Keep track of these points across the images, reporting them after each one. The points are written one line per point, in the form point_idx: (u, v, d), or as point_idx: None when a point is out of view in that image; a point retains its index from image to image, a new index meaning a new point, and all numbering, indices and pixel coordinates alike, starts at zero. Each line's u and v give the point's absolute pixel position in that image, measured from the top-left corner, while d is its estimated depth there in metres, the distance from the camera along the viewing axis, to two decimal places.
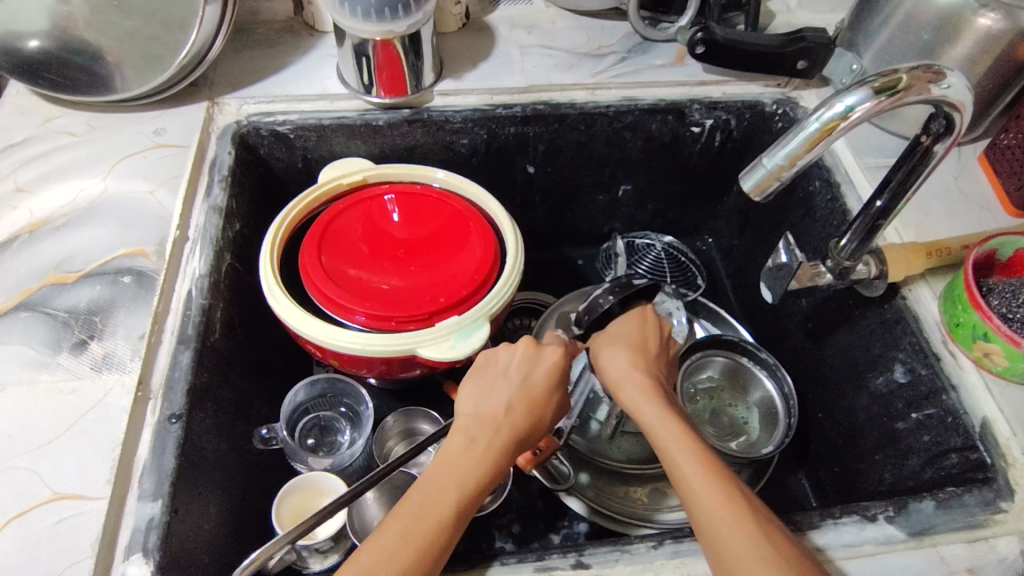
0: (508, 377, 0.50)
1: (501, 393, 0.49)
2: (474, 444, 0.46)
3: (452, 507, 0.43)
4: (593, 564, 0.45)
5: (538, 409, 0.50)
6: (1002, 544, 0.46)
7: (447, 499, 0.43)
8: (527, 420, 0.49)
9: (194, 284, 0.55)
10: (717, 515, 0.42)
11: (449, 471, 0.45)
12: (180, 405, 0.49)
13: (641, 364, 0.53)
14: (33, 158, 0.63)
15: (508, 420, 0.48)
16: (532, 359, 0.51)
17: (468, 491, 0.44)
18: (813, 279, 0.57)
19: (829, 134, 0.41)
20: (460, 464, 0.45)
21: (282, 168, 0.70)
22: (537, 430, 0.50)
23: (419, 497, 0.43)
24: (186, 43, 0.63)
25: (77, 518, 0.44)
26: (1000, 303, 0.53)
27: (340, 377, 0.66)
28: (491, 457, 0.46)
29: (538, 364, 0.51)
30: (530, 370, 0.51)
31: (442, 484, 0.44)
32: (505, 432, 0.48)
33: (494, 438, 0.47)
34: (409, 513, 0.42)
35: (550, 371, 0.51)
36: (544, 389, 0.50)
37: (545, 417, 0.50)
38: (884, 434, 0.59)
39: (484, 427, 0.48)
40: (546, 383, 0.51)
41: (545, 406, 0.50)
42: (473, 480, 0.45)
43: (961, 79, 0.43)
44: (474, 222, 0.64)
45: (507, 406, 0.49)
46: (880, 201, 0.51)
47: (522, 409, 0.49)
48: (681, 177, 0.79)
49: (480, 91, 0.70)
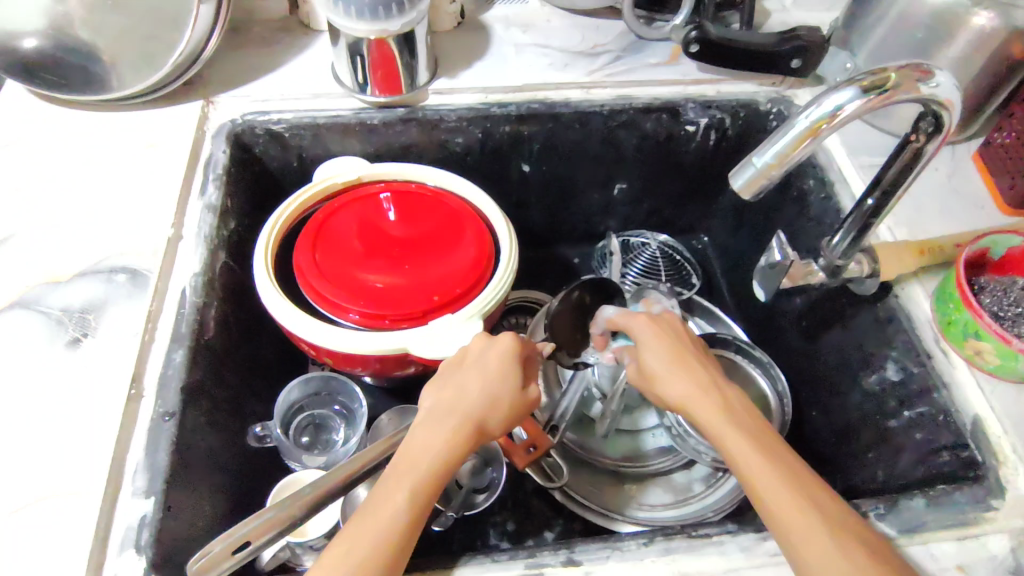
0: (463, 366, 0.50)
1: (456, 384, 0.49)
2: (430, 433, 0.46)
3: (406, 495, 0.42)
4: (584, 561, 0.45)
5: (496, 391, 0.48)
6: (992, 542, 0.46)
7: (402, 487, 0.42)
8: (483, 405, 0.48)
9: (188, 283, 0.56)
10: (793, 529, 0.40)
11: (406, 460, 0.44)
12: (173, 403, 0.50)
13: (688, 375, 0.50)
14: (28, 157, 0.63)
15: (463, 404, 0.47)
16: (484, 347, 0.51)
17: (421, 479, 0.43)
18: (806, 278, 0.57)
19: (817, 134, 0.41)
20: (416, 452, 0.44)
21: (276, 168, 0.70)
22: (500, 413, 0.49)
23: (376, 492, 0.43)
24: (181, 42, 0.64)
25: (71, 516, 0.44)
26: (991, 301, 0.53)
27: (334, 376, 0.67)
28: (445, 441, 0.45)
29: (490, 350, 0.51)
30: (484, 358, 0.50)
31: (396, 474, 0.43)
32: (458, 417, 0.47)
33: (448, 425, 0.46)
34: (364, 509, 0.42)
35: (503, 356, 0.50)
36: (497, 371, 0.49)
37: (503, 398, 0.49)
38: (877, 433, 0.59)
39: (441, 415, 0.47)
40: (501, 365, 0.50)
41: (505, 387, 0.49)
42: (427, 465, 0.44)
43: (950, 78, 0.43)
44: (469, 220, 0.64)
45: (461, 393, 0.48)
46: (871, 198, 0.51)
47: (478, 391, 0.48)
48: (676, 176, 0.79)
49: (474, 90, 0.70)
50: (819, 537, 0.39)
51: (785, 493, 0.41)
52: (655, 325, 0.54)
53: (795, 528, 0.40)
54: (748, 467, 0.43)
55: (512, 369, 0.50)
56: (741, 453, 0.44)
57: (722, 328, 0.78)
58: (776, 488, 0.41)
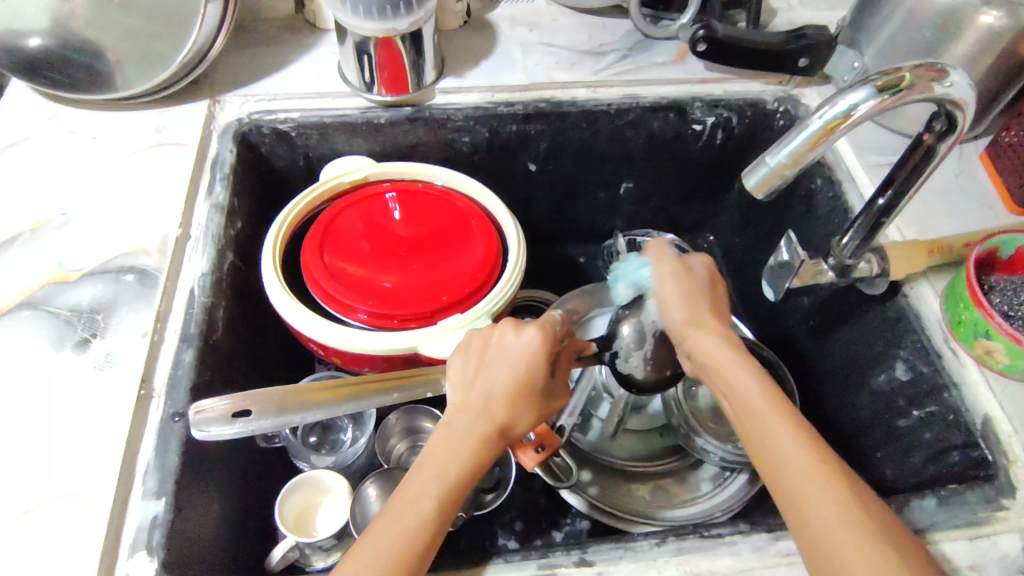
0: (490, 358, 0.48)
1: (479, 382, 0.47)
2: (456, 437, 0.45)
3: (434, 499, 0.42)
4: (596, 562, 0.45)
5: (519, 390, 0.47)
6: (1004, 542, 0.46)
7: (427, 492, 0.42)
8: (507, 407, 0.46)
9: (196, 283, 0.55)
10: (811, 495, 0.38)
11: (429, 463, 0.44)
12: (183, 404, 0.49)
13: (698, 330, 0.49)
14: (34, 157, 0.63)
15: (487, 405, 0.46)
16: (511, 338, 0.49)
17: (449, 487, 0.43)
18: (815, 277, 0.57)
19: (832, 133, 0.41)
20: (441, 455, 0.44)
21: (282, 167, 0.70)
22: (527, 416, 0.48)
23: (404, 491, 0.43)
24: (187, 41, 0.63)
25: (81, 517, 0.44)
26: (1001, 301, 0.53)
27: (342, 376, 0.66)
28: (471, 448, 0.45)
29: (519, 343, 0.48)
30: (510, 352, 0.48)
31: (420, 477, 0.43)
32: (485, 421, 0.46)
33: (477, 428, 0.45)
34: (391, 509, 0.42)
35: (528, 350, 0.48)
36: (526, 370, 0.47)
37: (529, 400, 0.47)
38: (887, 432, 0.59)
39: (468, 415, 0.46)
40: (527, 361, 0.48)
41: (529, 385, 0.47)
42: (454, 473, 0.43)
43: (964, 77, 0.43)
44: (475, 220, 0.64)
45: (484, 392, 0.47)
46: (883, 198, 0.51)
47: (505, 396, 0.46)
48: (683, 175, 0.79)
49: (481, 89, 0.70)
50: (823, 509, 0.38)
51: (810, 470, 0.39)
52: (678, 273, 0.52)
53: (826, 513, 0.37)
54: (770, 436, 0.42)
55: (537, 366, 0.48)
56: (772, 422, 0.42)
57: (729, 327, 0.78)
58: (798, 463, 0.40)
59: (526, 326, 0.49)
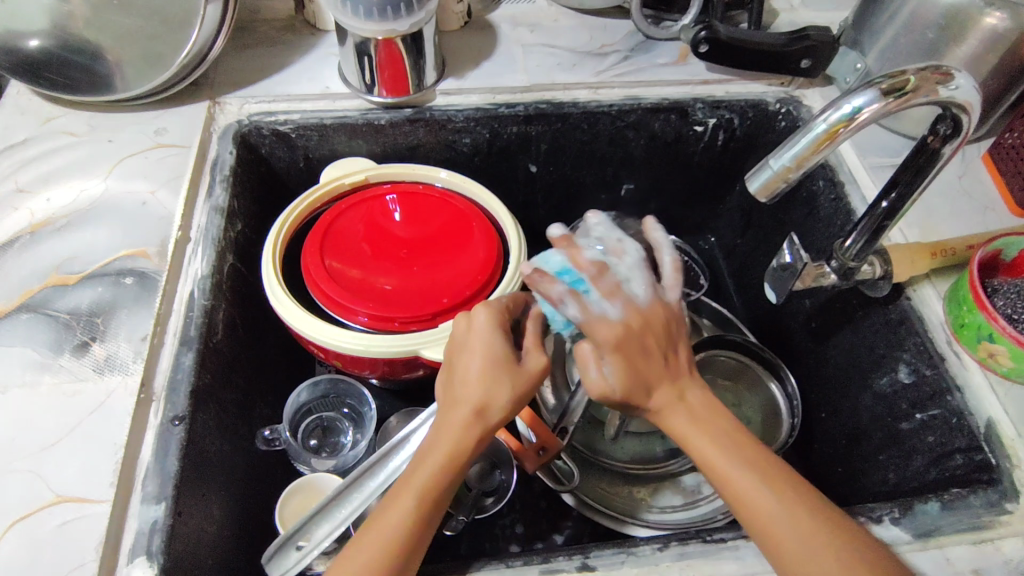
0: (455, 350, 0.48)
1: (453, 374, 0.47)
2: (434, 432, 0.45)
3: (411, 495, 0.42)
4: (598, 567, 0.45)
5: (490, 370, 0.45)
6: (1008, 546, 0.46)
7: (407, 487, 0.42)
8: (477, 390, 0.45)
9: (196, 286, 0.55)
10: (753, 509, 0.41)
11: (415, 461, 0.44)
12: (183, 408, 0.49)
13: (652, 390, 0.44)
14: (33, 158, 0.62)
15: (459, 393, 0.45)
16: (464, 329, 0.48)
17: (425, 480, 0.42)
18: (818, 279, 0.56)
19: (836, 136, 0.41)
20: (421, 455, 0.44)
21: (283, 168, 0.70)
22: (505, 389, 0.45)
23: (390, 494, 0.43)
24: (187, 43, 0.63)
25: (81, 521, 0.43)
26: (1005, 304, 0.53)
27: (343, 378, 0.66)
28: (446, 438, 0.44)
29: (470, 331, 0.48)
30: (465, 341, 0.48)
31: (406, 475, 0.44)
32: (456, 408, 0.45)
33: (448, 419, 0.45)
34: (376, 514, 0.42)
35: (482, 333, 0.47)
36: (481, 352, 0.46)
37: (500, 378, 0.45)
38: (888, 435, 0.59)
39: (442, 409, 0.46)
40: (481, 341, 0.47)
41: (500, 366, 0.45)
42: (430, 463, 0.43)
43: (969, 80, 0.42)
44: (477, 221, 0.64)
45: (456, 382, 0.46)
46: (886, 201, 0.51)
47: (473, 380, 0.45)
48: (684, 176, 0.79)
49: (482, 90, 0.70)
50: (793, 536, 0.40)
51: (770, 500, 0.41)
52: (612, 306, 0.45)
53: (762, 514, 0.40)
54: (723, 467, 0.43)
55: (498, 343, 0.47)
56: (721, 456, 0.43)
57: (730, 329, 0.78)
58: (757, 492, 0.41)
59: (480, 309, 0.49)
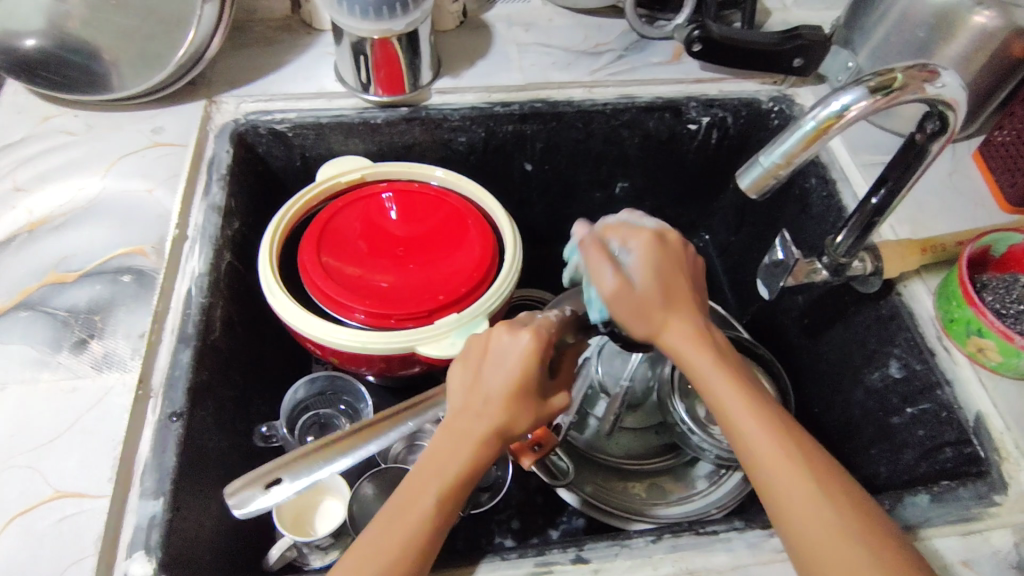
0: (487, 363, 0.47)
1: (479, 385, 0.46)
2: (453, 442, 0.44)
3: (431, 505, 0.42)
4: (592, 559, 0.45)
5: (518, 395, 0.45)
6: (996, 537, 0.47)
7: (425, 495, 0.43)
8: (505, 412, 0.45)
9: (193, 283, 0.55)
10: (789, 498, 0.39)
11: (428, 467, 0.44)
12: (181, 404, 0.49)
13: (673, 306, 0.45)
14: (31, 157, 0.63)
15: (484, 409, 0.45)
16: (509, 344, 0.47)
17: (446, 495, 0.43)
18: (809, 276, 0.57)
19: (825, 133, 0.41)
20: (437, 463, 0.44)
21: (279, 167, 0.70)
22: (527, 419, 0.46)
23: (403, 496, 0.43)
24: (183, 42, 0.63)
25: (80, 516, 0.44)
26: (994, 299, 0.54)
27: (339, 375, 0.67)
28: (468, 452, 0.44)
29: (514, 350, 0.46)
30: (507, 358, 0.46)
31: (419, 484, 0.43)
32: (484, 425, 0.45)
33: (473, 435, 0.44)
34: (387, 514, 0.42)
35: (525, 356, 0.46)
36: (522, 379, 0.46)
37: (527, 413, 0.46)
38: (880, 429, 0.60)
39: (464, 420, 0.45)
40: (524, 368, 0.46)
41: (528, 391, 0.46)
42: (451, 478, 0.43)
43: (956, 78, 0.43)
44: (472, 219, 0.64)
45: (482, 395, 0.46)
46: (876, 197, 0.52)
47: (503, 403, 0.45)
48: (679, 175, 0.79)
49: (478, 89, 0.70)
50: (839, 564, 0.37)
51: (830, 522, 0.38)
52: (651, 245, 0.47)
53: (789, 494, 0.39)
54: (776, 478, 0.40)
55: (535, 371, 0.46)
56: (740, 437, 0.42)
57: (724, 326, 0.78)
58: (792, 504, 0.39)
59: (524, 328, 0.47)
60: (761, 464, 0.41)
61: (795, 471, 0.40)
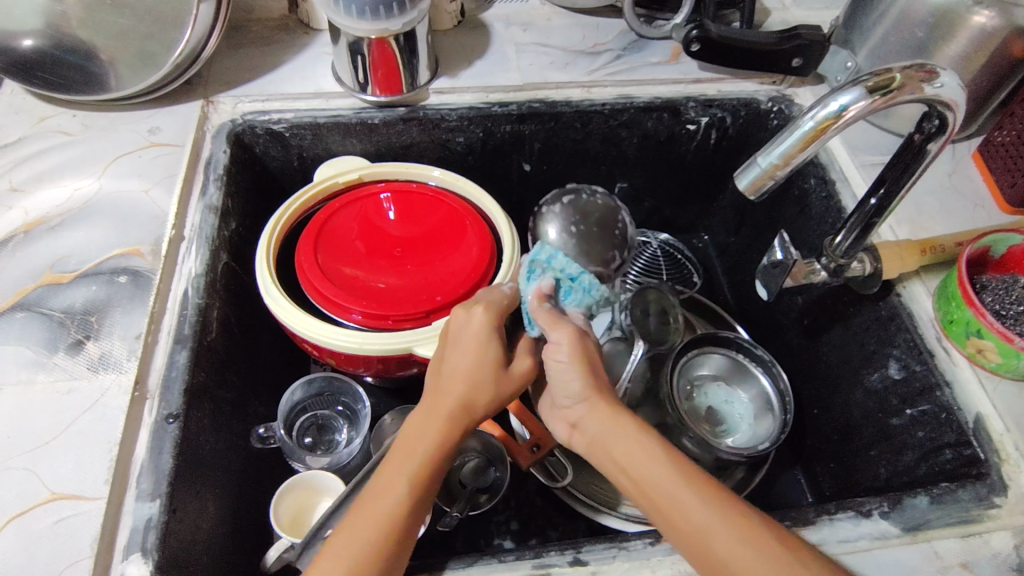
0: (448, 345, 0.48)
1: (443, 365, 0.47)
2: (424, 421, 0.45)
3: (405, 484, 0.42)
4: (590, 561, 0.45)
5: (475, 370, 0.46)
6: (996, 539, 0.47)
7: (400, 475, 0.43)
8: (468, 386, 0.45)
9: (190, 284, 0.55)
10: (694, 541, 0.39)
11: (402, 450, 0.44)
12: (177, 405, 0.49)
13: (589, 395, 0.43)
14: (28, 157, 0.63)
15: (449, 387, 0.46)
16: (463, 322, 0.47)
17: (420, 473, 0.43)
18: (808, 276, 0.57)
19: (823, 134, 0.41)
20: (409, 443, 0.44)
21: (277, 167, 0.70)
22: (495, 392, 0.46)
23: (379, 479, 0.43)
24: (180, 42, 0.63)
25: (76, 519, 0.44)
26: (993, 300, 0.54)
27: (337, 376, 0.66)
28: (437, 430, 0.45)
29: (470, 326, 0.47)
30: (463, 336, 0.47)
31: (393, 464, 0.43)
32: (451, 402, 0.45)
33: (442, 411, 0.45)
34: (365, 497, 0.43)
35: (480, 330, 0.47)
36: (481, 352, 0.46)
37: (492, 384, 0.46)
38: (879, 430, 0.60)
39: (434, 400, 0.46)
40: (482, 343, 0.46)
41: (487, 366, 0.46)
42: (423, 455, 0.44)
43: (954, 78, 0.43)
44: (470, 220, 0.64)
45: (447, 373, 0.46)
46: (875, 198, 0.52)
47: (465, 377, 0.46)
48: (677, 175, 0.79)
49: (475, 89, 0.70)
50: (750, 559, 0.37)
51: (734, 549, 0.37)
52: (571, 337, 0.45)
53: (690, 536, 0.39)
54: (676, 522, 0.39)
55: (494, 344, 0.46)
56: (659, 489, 0.40)
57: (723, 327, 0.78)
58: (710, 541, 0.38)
59: (475, 305, 0.48)
60: (662, 515, 0.40)
61: (683, 509, 0.39)
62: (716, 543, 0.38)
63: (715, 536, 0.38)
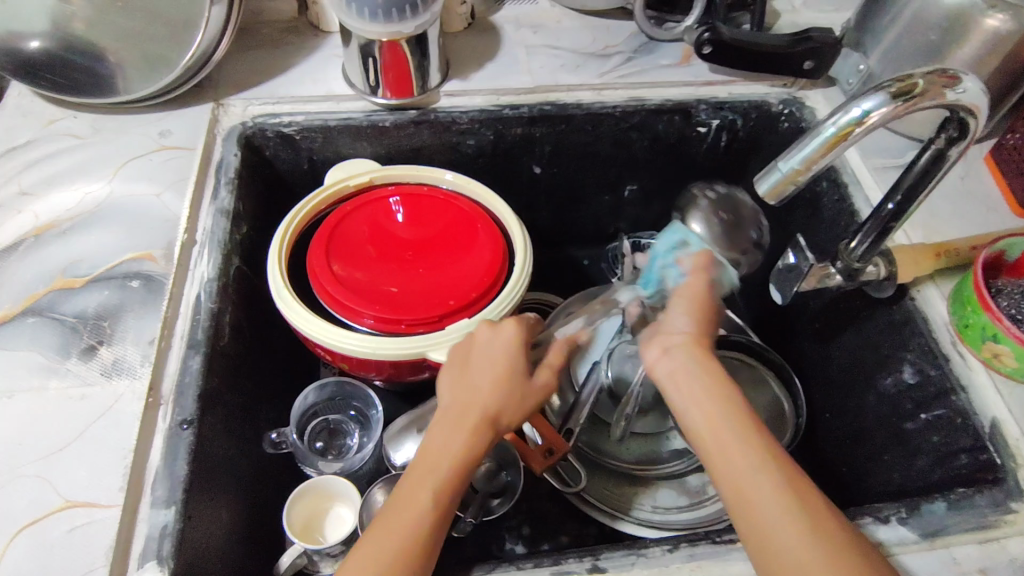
0: (471, 358, 0.49)
1: (466, 377, 0.48)
2: (447, 432, 0.46)
3: (429, 495, 0.42)
4: (608, 568, 0.45)
5: (504, 383, 0.47)
6: (1013, 545, 0.46)
7: (423, 487, 0.43)
8: (493, 398, 0.47)
9: (202, 289, 0.55)
10: (747, 490, 0.41)
11: (423, 462, 0.44)
12: (191, 411, 0.49)
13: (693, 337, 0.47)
14: (37, 161, 0.62)
15: (473, 399, 0.47)
16: (490, 338, 0.50)
17: (443, 484, 0.43)
18: (823, 280, 0.57)
19: (845, 139, 0.41)
20: (432, 454, 0.45)
21: (286, 170, 0.70)
22: (518, 407, 0.48)
23: (400, 492, 0.43)
24: (191, 44, 0.62)
25: (90, 527, 0.43)
26: (1009, 304, 0.54)
27: (348, 381, 0.66)
28: (460, 441, 0.45)
29: (497, 341, 0.49)
30: (490, 350, 0.49)
31: (415, 477, 0.44)
32: (475, 413, 0.46)
33: (465, 421, 0.46)
34: (388, 509, 0.43)
35: (507, 346, 0.49)
36: (507, 365, 0.48)
37: (516, 400, 0.48)
38: (893, 434, 0.59)
39: (456, 410, 0.46)
40: (509, 358, 0.48)
41: (514, 380, 0.48)
42: (447, 466, 0.44)
43: (976, 83, 0.43)
44: (481, 223, 0.64)
45: (471, 385, 0.47)
46: (891, 203, 0.51)
47: (490, 390, 0.47)
48: (687, 178, 0.79)
49: (486, 91, 0.70)
50: (797, 532, 0.39)
51: (783, 511, 0.40)
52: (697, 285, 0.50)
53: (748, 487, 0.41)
54: (730, 469, 0.42)
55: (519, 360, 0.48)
56: (728, 438, 0.42)
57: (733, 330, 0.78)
58: (769, 503, 0.40)
59: (501, 323, 0.50)
60: (716, 457, 0.43)
61: (747, 463, 0.41)
62: (772, 512, 0.40)
63: (772, 497, 0.40)
